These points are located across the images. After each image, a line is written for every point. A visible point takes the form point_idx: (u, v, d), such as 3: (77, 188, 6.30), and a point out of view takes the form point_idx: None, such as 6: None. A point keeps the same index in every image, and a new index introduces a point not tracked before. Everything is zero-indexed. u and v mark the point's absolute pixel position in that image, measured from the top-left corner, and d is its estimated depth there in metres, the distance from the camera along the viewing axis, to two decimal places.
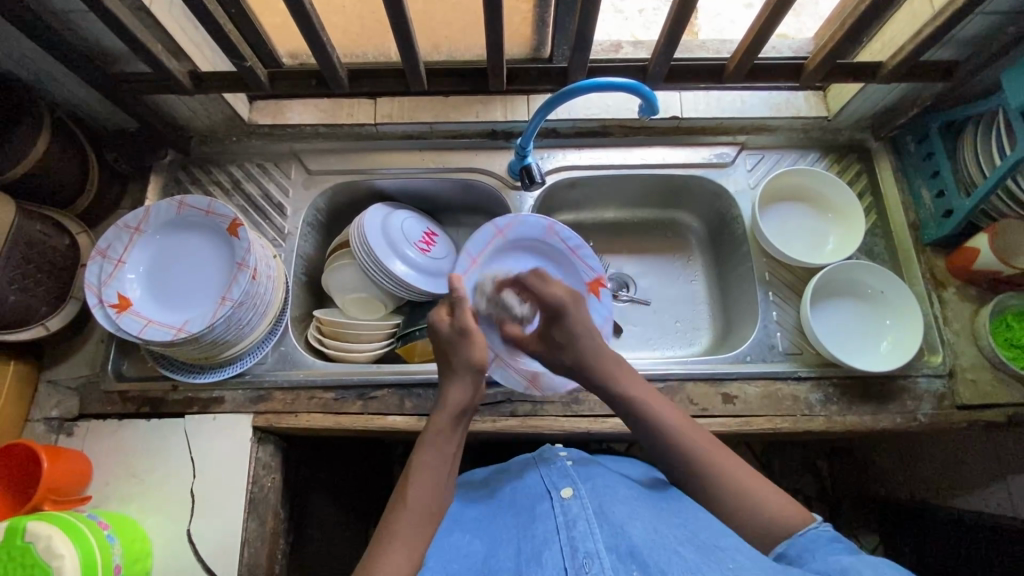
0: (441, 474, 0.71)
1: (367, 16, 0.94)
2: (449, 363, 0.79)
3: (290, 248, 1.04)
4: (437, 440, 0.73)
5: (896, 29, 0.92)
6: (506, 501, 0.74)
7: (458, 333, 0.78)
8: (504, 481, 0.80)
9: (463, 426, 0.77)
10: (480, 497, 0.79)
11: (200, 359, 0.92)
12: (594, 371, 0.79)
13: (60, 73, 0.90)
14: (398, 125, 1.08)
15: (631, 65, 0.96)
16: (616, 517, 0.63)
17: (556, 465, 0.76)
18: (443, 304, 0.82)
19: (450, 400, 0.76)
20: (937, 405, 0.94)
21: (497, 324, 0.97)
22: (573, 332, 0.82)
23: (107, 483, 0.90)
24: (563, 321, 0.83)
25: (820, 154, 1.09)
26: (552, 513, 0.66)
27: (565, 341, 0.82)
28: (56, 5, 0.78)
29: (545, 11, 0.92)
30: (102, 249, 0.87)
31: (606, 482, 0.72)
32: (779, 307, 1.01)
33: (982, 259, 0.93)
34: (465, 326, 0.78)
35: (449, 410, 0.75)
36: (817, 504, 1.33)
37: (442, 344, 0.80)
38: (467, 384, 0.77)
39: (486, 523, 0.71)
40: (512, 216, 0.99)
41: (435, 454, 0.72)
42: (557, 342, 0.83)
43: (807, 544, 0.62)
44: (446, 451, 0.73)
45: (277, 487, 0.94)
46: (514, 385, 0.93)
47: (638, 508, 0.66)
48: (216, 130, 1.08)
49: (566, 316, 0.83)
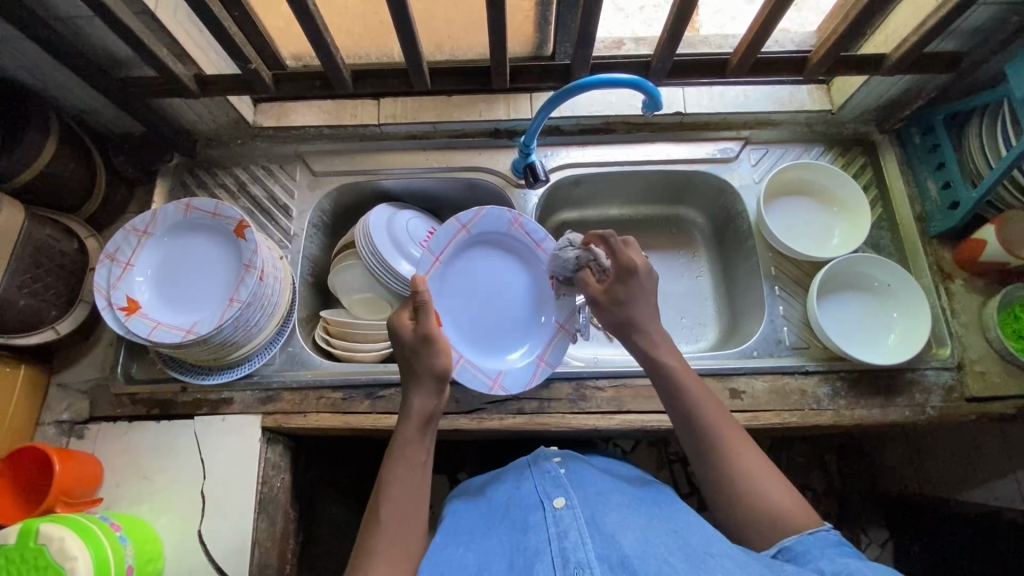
0: (416, 484, 0.70)
1: (369, 16, 0.94)
2: (411, 369, 0.75)
3: (296, 250, 1.04)
4: (407, 450, 0.71)
5: (900, 20, 0.91)
6: (500, 508, 0.75)
7: (420, 339, 0.74)
8: (497, 487, 0.81)
9: (432, 432, 0.75)
10: (474, 502, 0.80)
11: (208, 361, 0.92)
12: (638, 334, 0.80)
13: (66, 78, 0.90)
14: (401, 126, 1.08)
15: (634, 60, 0.96)
16: (608, 526, 0.64)
17: (549, 473, 0.76)
18: (407, 304, 0.78)
19: (415, 409, 0.74)
20: (946, 398, 0.93)
21: (457, 326, 0.96)
22: (637, 294, 0.81)
23: (118, 484, 0.91)
24: (632, 282, 0.81)
25: (825, 148, 1.09)
26: (545, 523, 0.67)
27: (626, 299, 0.81)
28: (62, 11, 0.79)
29: (547, 9, 0.92)
30: (110, 253, 0.88)
31: (599, 489, 0.73)
32: (786, 302, 1.00)
33: (989, 250, 0.92)
34: (429, 332, 0.74)
35: (415, 420, 0.73)
36: (827, 500, 1.31)
37: (404, 351, 0.76)
38: (430, 392, 0.74)
39: (479, 532, 0.72)
40: (476, 210, 0.95)
41: (406, 465, 0.71)
42: (619, 298, 0.81)
43: (815, 544, 0.63)
44: (417, 460, 0.72)
45: (286, 487, 0.95)
46: (479, 386, 0.91)
47: (629, 516, 0.67)
48: (221, 133, 1.08)
49: (637, 278, 0.81)
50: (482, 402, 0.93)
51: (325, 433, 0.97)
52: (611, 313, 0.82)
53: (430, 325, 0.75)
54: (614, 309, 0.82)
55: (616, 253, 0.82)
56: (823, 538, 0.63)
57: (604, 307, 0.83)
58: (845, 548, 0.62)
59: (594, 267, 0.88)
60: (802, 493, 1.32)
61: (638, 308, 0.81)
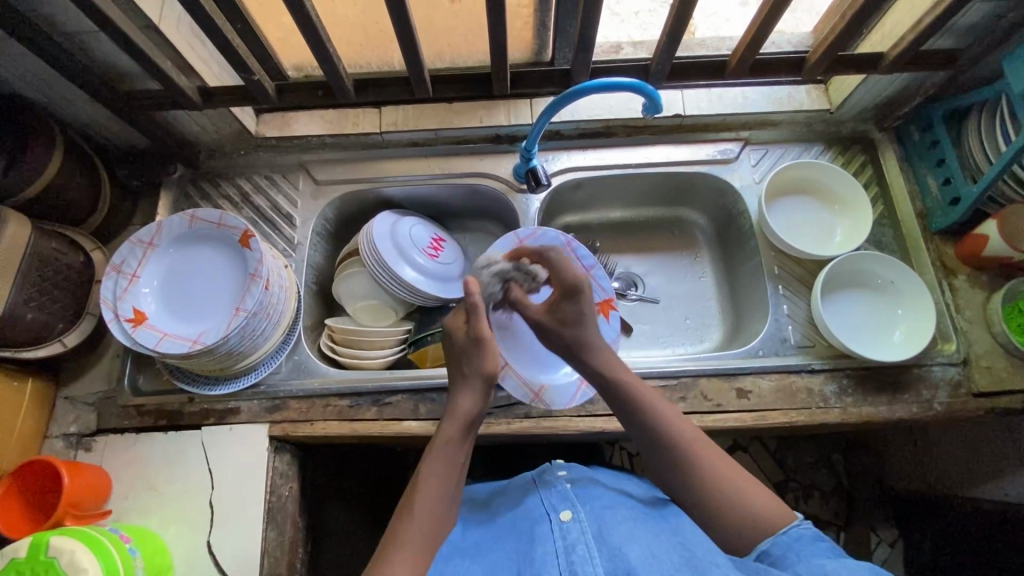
0: (450, 485, 0.70)
1: (370, 26, 0.95)
2: (463, 371, 0.79)
3: (301, 258, 1.05)
4: (446, 448, 0.72)
5: (896, 19, 0.92)
6: (506, 524, 0.75)
7: (471, 341, 0.78)
8: (504, 504, 0.80)
9: (471, 434, 0.76)
10: (482, 520, 0.79)
11: (215, 370, 0.93)
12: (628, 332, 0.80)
13: (70, 93, 0.91)
14: (403, 133, 1.09)
15: (633, 64, 0.97)
16: (615, 540, 0.64)
17: (556, 488, 0.76)
18: (459, 309, 0.83)
19: (460, 409, 0.75)
20: (953, 393, 0.93)
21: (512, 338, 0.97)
22: (584, 312, 0.81)
23: (126, 496, 0.91)
24: (575, 300, 0.81)
25: (824, 147, 1.10)
26: (551, 536, 0.67)
27: (577, 317, 0.81)
28: (67, 26, 0.80)
29: (545, 14, 0.92)
30: (116, 265, 0.89)
31: (605, 503, 0.73)
32: (790, 301, 1.00)
33: (992, 245, 0.93)
34: (480, 335, 0.78)
35: (459, 419, 0.75)
36: (834, 500, 1.33)
37: (458, 353, 0.80)
38: (482, 391, 0.77)
39: (486, 547, 0.72)
40: (535, 229, 0.98)
41: (444, 463, 0.71)
42: (566, 317, 0.81)
43: (790, 545, 0.63)
44: (454, 460, 0.72)
45: (295, 496, 0.95)
46: (520, 396, 0.91)
47: (636, 530, 0.66)
48: (224, 144, 1.09)
49: (580, 296, 0.81)
50: (489, 407, 0.93)
51: (332, 441, 0.97)
52: (560, 334, 0.82)
53: (479, 327, 0.78)
54: (564, 331, 0.81)
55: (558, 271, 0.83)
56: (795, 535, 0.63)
57: (554, 328, 0.83)
58: (821, 545, 0.62)
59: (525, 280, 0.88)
60: (809, 492, 1.33)
61: (588, 325, 0.81)
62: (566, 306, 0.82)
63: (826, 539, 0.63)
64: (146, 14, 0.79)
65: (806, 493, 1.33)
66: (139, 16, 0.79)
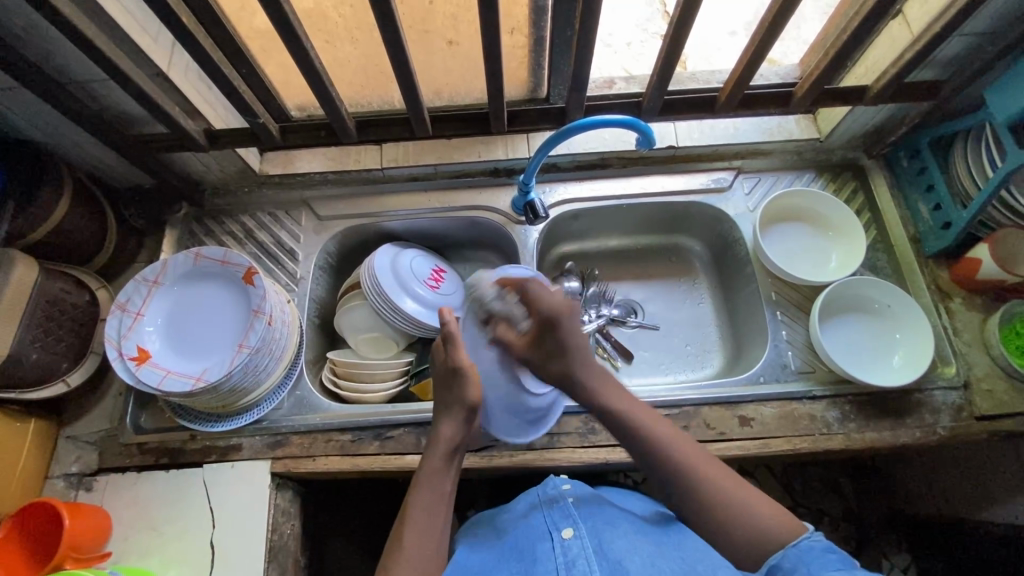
0: (439, 513, 0.71)
1: (370, 67, 0.98)
2: (443, 397, 0.78)
3: (303, 293, 1.06)
4: (432, 479, 0.73)
5: (878, 52, 0.95)
6: (511, 541, 0.74)
7: (449, 370, 0.78)
8: (508, 521, 0.80)
9: (458, 461, 0.76)
10: (486, 540, 0.78)
11: (217, 408, 0.93)
12: (581, 389, 0.78)
13: (79, 138, 0.94)
14: (403, 169, 1.12)
15: (626, 100, 0.99)
16: (617, 555, 0.64)
17: (559, 504, 0.76)
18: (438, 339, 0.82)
19: (441, 436, 0.76)
20: (956, 417, 0.93)
21: (510, 405, 0.87)
22: (565, 343, 0.78)
23: (126, 537, 0.90)
24: (558, 329, 0.78)
25: (816, 174, 1.12)
26: (553, 554, 0.67)
27: (560, 349, 0.79)
28: (79, 75, 0.83)
29: (540, 54, 0.95)
30: (121, 304, 0.90)
31: (606, 517, 0.73)
32: (789, 326, 1.01)
33: (985, 269, 0.94)
34: (457, 364, 0.77)
35: (442, 445, 0.75)
36: (844, 526, 1.29)
37: (441, 379, 0.79)
38: (460, 419, 0.77)
39: (490, 566, 0.71)
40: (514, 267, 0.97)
41: (432, 492, 0.72)
42: (548, 353, 0.79)
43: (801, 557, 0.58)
44: (442, 490, 0.73)
45: (297, 534, 0.94)
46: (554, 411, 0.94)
47: (637, 542, 0.67)
48: (228, 182, 1.12)
49: (561, 328, 0.78)
50: (492, 439, 0.93)
51: (333, 477, 0.96)
52: (546, 369, 0.80)
53: (458, 356, 0.78)
54: (548, 365, 0.80)
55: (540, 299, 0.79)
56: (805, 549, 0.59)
57: (539, 363, 0.80)
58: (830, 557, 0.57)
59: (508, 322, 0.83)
60: (818, 517, 1.29)
61: (573, 355, 0.79)
62: (550, 343, 0.79)
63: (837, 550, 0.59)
64: (155, 63, 0.83)
65: (816, 519, 1.29)
66: (148, 65, 0.83)
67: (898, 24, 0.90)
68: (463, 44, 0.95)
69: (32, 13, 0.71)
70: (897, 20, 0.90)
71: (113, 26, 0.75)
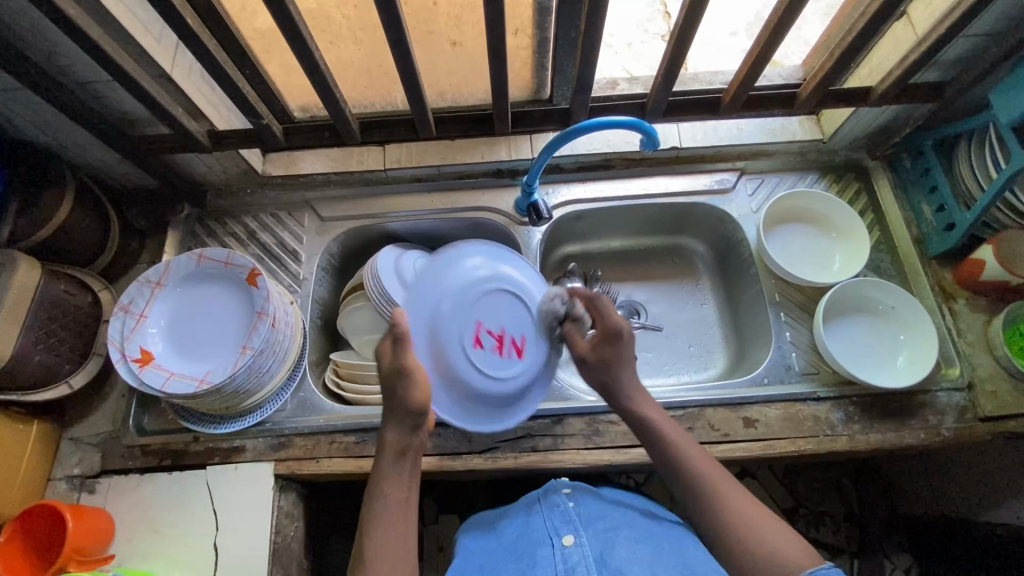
0: (396, 519, 0.68)
1: (374, 68, 0.98)
2: (391, 403, 0.72)
3: (306, 294, 1.06)
4: (383, 484, 0.70)
5: (883, 54, 0.95)
6: (511, 543, 0.75)
7: (396, 370, 0.70)
8: (509, 521, 0.80)
9: (411, 460, 0.72)
10: (487, 539, 0.79)
11: (220, 409, 0.92)
12: (625, 399, 0.79)
13: (82, 139, 0.93)
14: (406, 170, 1.11)
15: (630, 101, 0.99)
16: (617, 562, 0.65)
17: (559, 508, 0.76)
18: (385, 336, 0.73)
19: (386, 442, 0.71)
20: (960, 418, 0.93)
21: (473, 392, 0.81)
22: (624, 356, 0.81)
23: (129, 540, 0.90)
24: (618, 346, 0.81)
25: (819, 175, 1.12)
26: (553, 560, 0.68)
27: (616, 363, 0.81)
28: (82, 76, 0.83)
29: (544, 55, 0.95)
30: (124, 305, 0.90)
31: (606, 523, 0.73)
32: (792, 328, 1.01)
33: (989, 270, 0.94)
34: (402, 364, 0.70)
35: (388, 450, 0.71)
36: (846, 527, 1.29)
37: (382, 382, 0.73)
38: (401, 423, 0.71)
39: (489, 567, 0.71)
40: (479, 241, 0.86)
41: (386, 499, 0.68)
42: (606, 361, 0.81)
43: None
44: (397, 494, 0.69)
45: (300, 536, 0.94)
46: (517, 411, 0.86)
47: (637, 549, 0.68)
48: (231, 183, 1.12)
49: (624, 341, 0.81)
50: (496, 441, 0.93)
51: (336, 479, 0.96)
52: (597, 375, 0.82)
53: (403, 357, 0.70)
54: (596, 372, 0.82)
55: (605, 315, 0.82)
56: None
57: (588, 366, 0.82)
58: None
59: (573, 322, 0.86)
60: (821, 519, 1.29)
61: (627, 371, 0.81)
62: (606, 354, 0.81)
63: None
64: (158, 64, 0.82)
65: (818, 521, 1.29)
66: (152, 66, 0.83)
67: (903, 26, 0.90)
68: (466, 45, 0.95)
69: (37, 14, 0.71)
70: (901, 21, 0.90)
71: (117, 27, 0.75)
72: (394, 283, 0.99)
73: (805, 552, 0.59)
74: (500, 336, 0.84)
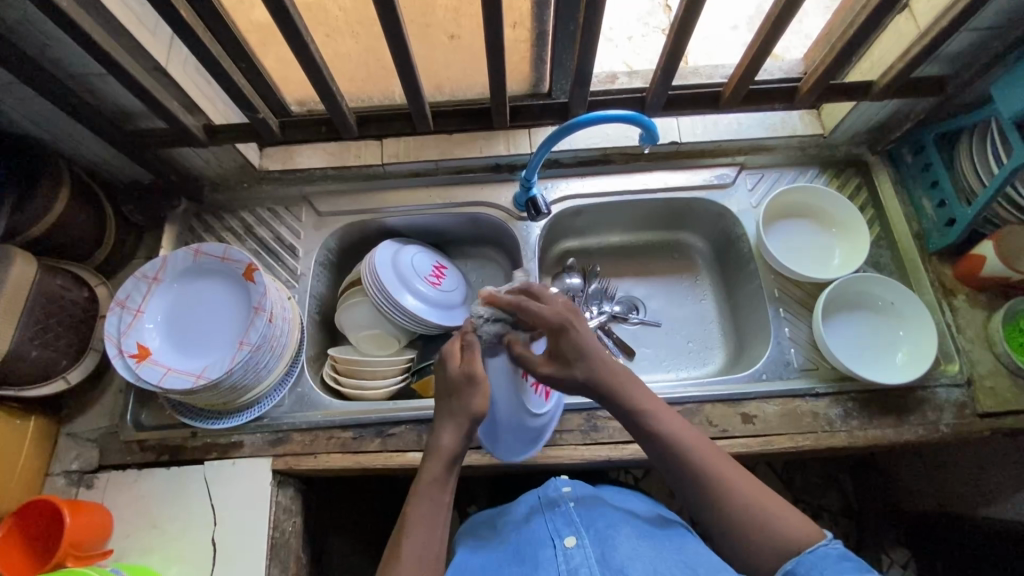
0: (435, 523, 0.66)
1: (371, 62, 0.97)
2: (451, 403, 0.72)
3: (303, 289, 1.05)
4: (431, 487, 0.68)
5: (884, 47, 0.94)
6: (514, 546, 0.74)
7: (465, 376, 0.71)
8: (512, 525, 0.80)
9: (457, 471, 0.71)
10: (487, 544, 0.78)
11: (217, 404, 0.92)
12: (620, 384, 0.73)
13: (77, 133, 0.93)
14: (404, 164, 1.11)
15: (630, 95, 0.98)
16: (618, 560, 0.64)
17: (561, 510, 0.76)
18: (457, 333, 0.76)
19: (441, 445, 0.70)
20: (959, 414, 0.93)
21: (514, 426, 0.83)
22: (584, 346, 0.73)
23: (127, 535, 0.90)
24: (569, 336, 0.73)
25: (819, 170, 1.12)
26: (555, 561, 0.67)
27: (577, 352, 0.73)
28: (76, 70, 0.82)
29: (542, 49, 0.95)
30: (120, 300, 0.89)
31: (609, 523, 0.72)
32: (792, 324, 1.01)
33: (989, 266, 0.93)
34: (474, 371, 0.71)
35: (441, 455, 0.69)
36: (845, 521, 1.30)
37: (450, 387, 0.73)
38: (458, 428, 0.71)
39: (491, 569, 0.71)
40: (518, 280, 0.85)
41: (429, 502, 0.67)
42: (568, 357, 0.73)
43: (816, 564, 0.59)
44: (441, 500, 0.68)
45: (298, 531, 0.94)
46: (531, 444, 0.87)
47: (639, 547, 0.66)
48: (228, 178, 1.11)
49: (575, 331, 0.73)
50: None
51: (335, 474, 0.96)
52: (570, 377, 0.73)
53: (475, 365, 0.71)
54: (570, 373, 0.73)
55: (540, 315, 0.74)
56: (822, 556, 0.59)
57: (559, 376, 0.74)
58: (847, 564, 0.58)
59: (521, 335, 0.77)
60: (818, 513, 1.30)
61: (593, 358, 0.73)
62: (566, 347, 0.73)
63: (853, 558, 0.59)
64: (153, 57, 0.82)
65: (816, 515, 1.30)
66: (147, 59, 0.82)
67: (904, 18, 0.89)
68: (464, 38, 0.94)
69: (28, 6, 0.70)
70: (904, 14, 0.89)
71: (111, 20, 0.74)
72: (390, 277, 0.99)
73: (808, 527, 0.63)
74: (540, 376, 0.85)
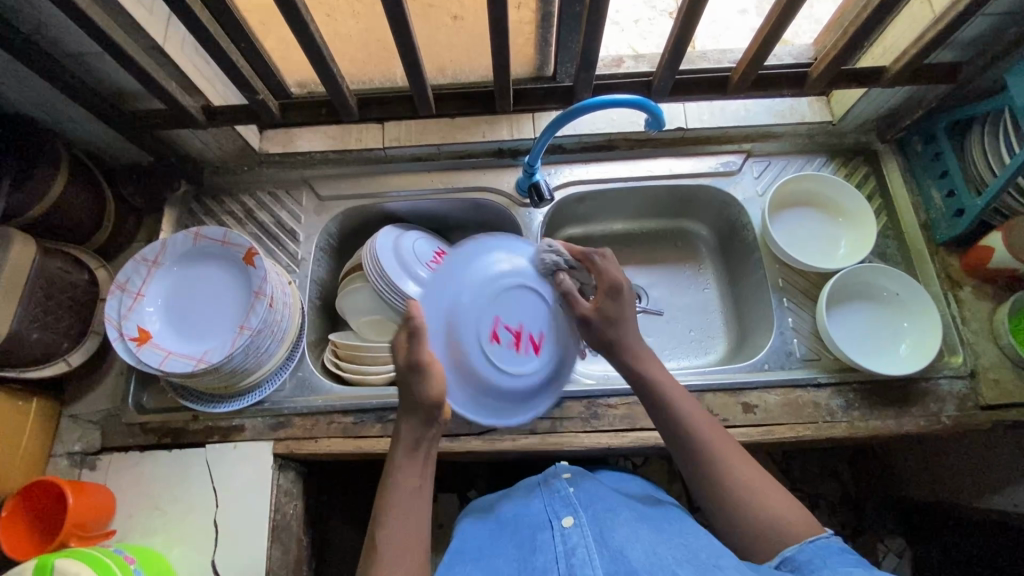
0: (413, 506, 0.67)
1: (372, 43, 0.95)
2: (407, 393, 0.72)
3: (305, 274, 1.05)
4: (401, 473, 0.69)
5: (897, 32, 0.92)
6: (511, 527, 0.74)
7: (412, 367, 0.70)
8: (508, 508, 0.80)
9: (428, 453, 0.72)
10: (485, 526, 0.78)
11: (219, 388, 0.92)
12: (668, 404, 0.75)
13: (74, 113, 0.91)
14: (405, 149, 1.09)
15: (635, 79, 0.96)
16: (617, 542, 0.63)
17: (559, 493, 0.76)
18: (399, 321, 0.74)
19: (402, 434, 0.71)
20: (961, 406, 0.93)
21: (491, 389, 0.78)
22: (625, 320, 0.81)
23: (130, 516, 0.91)
24: (620, 303, 0.81)
25: (827, 159, 1.10)
26: (553, 542, 0.67)
27: (617, 320, 0.80)
28: (71, 48, 0.80)
29: (547, 30, 0.93)
30: (121, 283, 0.89)
31: (607, 505, 0.72)
32: (795, 314, 1.00)
33: (997, 257, 0.92)
34: (421, 361, 0.70)
35: (404, 442, 0.71)
36: (842, 510, 1.30)
37: (401, 377, 0.72)
38: (421, 420, 0.71)
39: (487, 553, 0.71)
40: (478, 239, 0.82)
41: (402, 488, 0.68)
42: (609, 321, 0.80)
43: (817, 552, 0.60)
44: (414, 483, 0.69)
45: (299, 514, 0.95)
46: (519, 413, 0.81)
47: (638, 530, 0.66)
48: (227, 161, 1.10)
49: (621, 300, 0.81)
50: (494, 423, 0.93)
51: (335, 458, 0.96)
52: (603, 337, 0.80)
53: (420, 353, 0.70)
54: (604, 335, 0.81)
55: (599, 271, 0.82)
56: (823, 546, 0.61)
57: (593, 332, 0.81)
58: (847, 555, 0.58)
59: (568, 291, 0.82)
60: (815, 503, 1.30)
61: (630, 333, 0.81)
62: (609, 313, 0.81)
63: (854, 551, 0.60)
64: (150, 36, 0.80)
65: (813, 505, 1.30)
66: (144, 38, 0.80)
67: (919, 2, 0.87)
68: (466, 19, 0.92)
69: None
70: None
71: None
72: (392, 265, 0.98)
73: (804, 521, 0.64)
74: (517, 333, 0.80)
